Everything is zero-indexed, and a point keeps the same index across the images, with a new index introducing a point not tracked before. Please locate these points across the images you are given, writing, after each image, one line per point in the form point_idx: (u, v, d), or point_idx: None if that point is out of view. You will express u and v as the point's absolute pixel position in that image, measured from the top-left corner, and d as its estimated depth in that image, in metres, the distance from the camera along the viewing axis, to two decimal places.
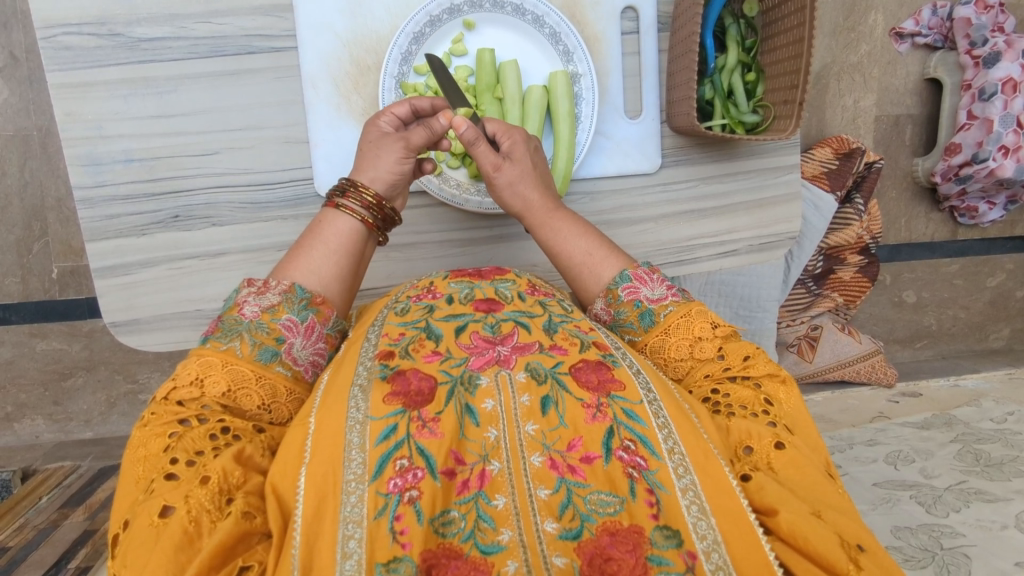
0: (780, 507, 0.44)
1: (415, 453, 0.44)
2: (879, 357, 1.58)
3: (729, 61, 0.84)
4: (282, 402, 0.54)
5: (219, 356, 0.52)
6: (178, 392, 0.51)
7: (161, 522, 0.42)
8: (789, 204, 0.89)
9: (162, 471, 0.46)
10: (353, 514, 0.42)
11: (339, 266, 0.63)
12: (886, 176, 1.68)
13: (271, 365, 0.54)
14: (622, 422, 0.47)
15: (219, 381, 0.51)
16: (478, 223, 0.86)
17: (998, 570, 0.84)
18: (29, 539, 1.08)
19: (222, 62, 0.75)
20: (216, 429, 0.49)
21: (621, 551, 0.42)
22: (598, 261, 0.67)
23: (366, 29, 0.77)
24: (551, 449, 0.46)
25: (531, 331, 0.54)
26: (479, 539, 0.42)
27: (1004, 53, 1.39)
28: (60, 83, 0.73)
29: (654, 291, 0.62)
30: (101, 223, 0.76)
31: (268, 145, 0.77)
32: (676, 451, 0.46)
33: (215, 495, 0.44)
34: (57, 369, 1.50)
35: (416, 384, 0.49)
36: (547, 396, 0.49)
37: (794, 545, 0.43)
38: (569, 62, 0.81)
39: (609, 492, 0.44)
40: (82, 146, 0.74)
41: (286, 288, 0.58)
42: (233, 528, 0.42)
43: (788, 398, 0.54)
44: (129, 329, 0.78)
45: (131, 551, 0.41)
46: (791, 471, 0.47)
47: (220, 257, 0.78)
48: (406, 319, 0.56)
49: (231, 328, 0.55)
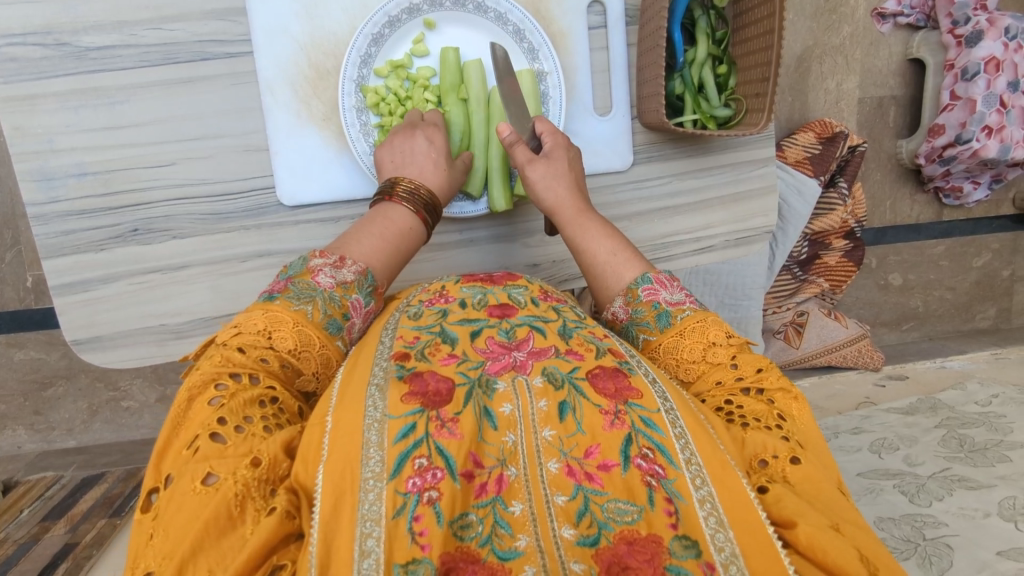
0: (798, 519, 0.42)
1: (433, 452, 0.43)
2: (865, 340, 1.57)
3: (698, 54, 0.82)
4: (331, 374, 0.54)
5: (292, 317, 0.53)
6: (245, 337, 0.51)
7: (205, 490, 0.41)
8: (765, 197, 0.88)
9: (209, 429, 0.45)
10: (371, 512, 0.40)
11: (397, 258, 0.65)
12: (870, 159, 1.66)
13: (335, 337, 0.55)
14: (640, 430, 0.46)
15: (287, 339, 0.52)
16: (448, 226, 0.84)
17: (980, 561, 0.84)
18: (10, 554, 1.07)
19: (175, 70, 0.73)
20: (266, 396, 0.48)
21: (638, 560, 0.40)
22: (621, 263, 0.65)
23: (323, 32, 0.75)
24: (568, 455, 0.45)
25: (547, 336, 0.53)
26: (496, 544, 0.41)
27: (987, 31, 1.36)
28: (5, 96, 0.70)
29: (672, 295, 0.61)
30: (57, 239, 0.73)
31: (227, 154, 0.75)
32: (693, 462, 0.45)
33: (261, 483, 0.42)
34: (36, 378, 1.48)
35: (433, 386, 0.47)
36: (564, 401, 0.48)
37: (815, 559, 0.41)
38: (534, 61, 0.79)
39: (627, 500, 0.43)
40: (34, 161, 0.72)
41: (360, 270, 0.60)
42: (278, 525, 0.40)
43: (800, 414, 0.52)
44: (91, 346, 0.76)
45: (173, 515, 0.40)
46: (807, 486, 0.46)
47: (182, 270, 0.76)
48: (419, 322, 0.55)
49: (305, 292, 0.55)
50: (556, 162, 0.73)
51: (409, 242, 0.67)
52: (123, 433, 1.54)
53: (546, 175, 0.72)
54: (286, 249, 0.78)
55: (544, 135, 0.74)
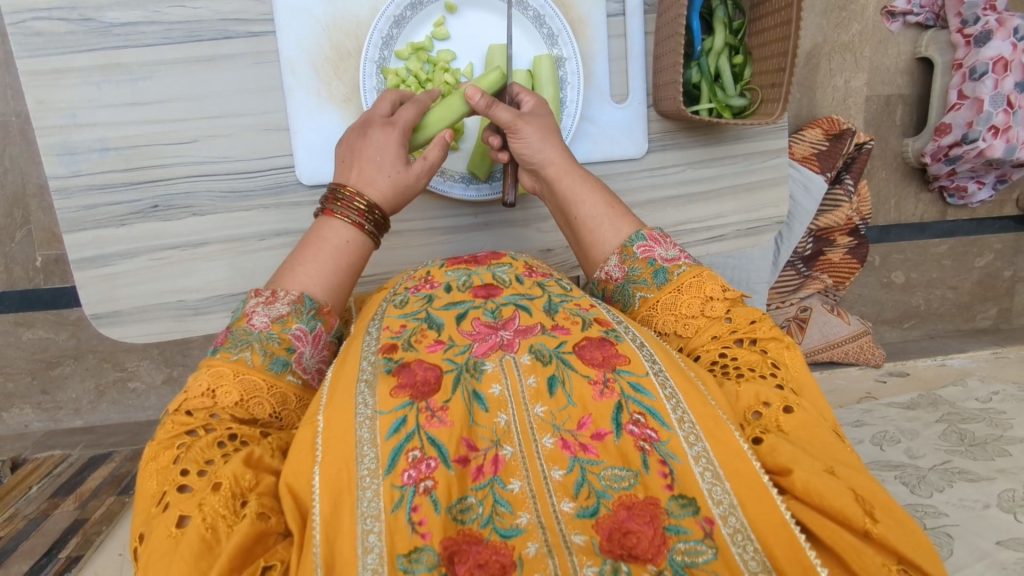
0: (794, 467, 0.43)
1: (426, 443, 0.44)
2: (867, 337, 1.59)
3: (716, 44, 0.84)
4: (292, 409, 0.53)
5: (231, 367, 0.51)
6: (190, 401, 0.50)
7: (178, 533, 0.41)
8: (776, 188, 0.89)
9: (174, 485, 0.44)
10: (370, 509, 0.41)
11: (345, 278, 0.62)
12: (876, 157, 1.67)
13: (283, 374, 0.53)
14: (630, 396, 0.48)
15: (231, 391, 0.50)
16: (463, 210, 0.85)
17: (980, 550, 0.85)
18: (19, 529, 1.08)
19: (198, 48, 0.74)
20: (224, 437, 0.48)
21: (639, 523, 0.41)
22: (615, 218, 0.67)
23: (345, 13, 0.75)
24: (562, 429, 0.46)
25: (533, 313, 0.54)
26: (498, 523, 0.42)
27: (995, 32, 1.37)
28: (30, 70, 0.71)
29: (668, 251, 0.63)
30: (78, 213, 0.74)
31: (247, 133, 0.76)
32: (686, 420, 0.46)
33: (227, 500, 0.42)
34: (44, 358, 1.49)
35: (422, 374, 0.49)
36: (553, 376, 0.49)
37: (812, 502, 0.42)
38: (553, 46, 0.80)
39: (622, 467, 0.44)
40: (57, 135, 0.72)
41: (295, 298, 0.57)
42: (250, 529, 0.41)
43: (793, 361, 0.54)
44: (110, 321, 0.77)
45: (151, 564, 0.40)
46: (802, 432, 0.47)
47: (201, 247, 0.77)
48: (405, 310, 0.56)
49: (241, 338, 0.54)
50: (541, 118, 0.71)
51: (355, 257, 0.64)
52: (128, 414, 1.55)
53: (535, 130, 0.70)
54: (303, 229, 0.79)
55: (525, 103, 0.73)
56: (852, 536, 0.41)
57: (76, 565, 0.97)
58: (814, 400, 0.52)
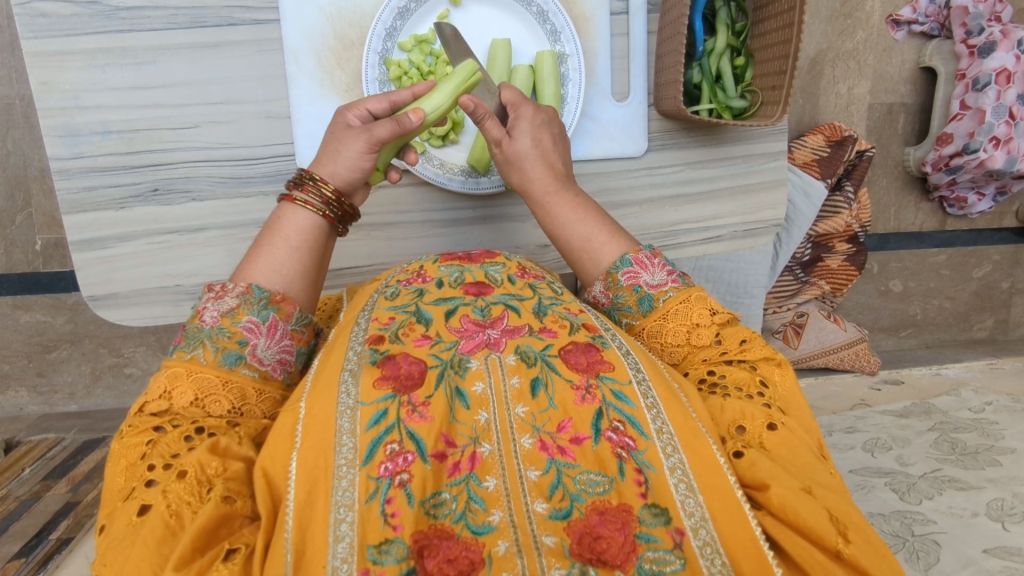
0: (771, 483, 0.44)
1: (405, 437, 0.45)
2: (863, 345, 1.58)
3: (717, 45, 0.84)
4: (253, 403, 0.52)
5: (185, 366, 0.51)
6: (149, 404, 0.50)
7: (139, 521, 0.42)
8: (773, 191, 0.89)
9: (141, 479, 0.45)
10: (344, 498, 0.42)
11: (304, 264, 0.60)
12: (877, 165, 1.68)
13: (236, 368, 0.52)
14: (611, 404, 0.48)
15: (186, 391, 0.50)
16: (461, 203, 0.85)
17: (966, 558, 0.85)
18: (11, 510, 1.08)
19: (202, 34, 0.74)
20: (191, 431, 0.48)
21: (610, 529, 0.42)
22: (597, 247, 0.65)
23: (350, 3, 0.76)
24: (540, 430, 0.47)
25: (521, 314, 0.54)
26: (470, 519, 0.43)
27: (999, 43, 1.38)
28: (33, 51, 0.71)
29: (654, 276, 0.61)
30: (79, 195, 0.75)
31: (248, 121, 0.76)
32: (664, 431, 0.47)
33: (193, 487, 0.44)
34: (40, 342, 1.49)
35: (406, 368, 0.49)
36: (536, 378, 0.49)
37: (784, 519, 0.43)
38: (556, 42, 0.80)
39: (598, 472, 0.45)
40: (59, 117, 0.73)
41: (243, 289, 0.56)
42: (215, 511, 0.42)
43: (784, 380, 0.55)
44: (107, 303, 0.78)
45: (109, 550, 0.41)
46: (783, 450, 0.48)
47: (200, 233, 0.78)
48: (396, 303, 0.56)
49: (191, 336, 0.53)
50: (518, 140, 0.68)
51: (311, 238, 0.62)
52: (123, 400, 1.55)
53: (513, 156, 0.68)
54: None
55: (510, 108, 0.69)
56: (822, 556, 0.42)
57: (66, 549, 0.96)
58: (798, 417, 0.53)
